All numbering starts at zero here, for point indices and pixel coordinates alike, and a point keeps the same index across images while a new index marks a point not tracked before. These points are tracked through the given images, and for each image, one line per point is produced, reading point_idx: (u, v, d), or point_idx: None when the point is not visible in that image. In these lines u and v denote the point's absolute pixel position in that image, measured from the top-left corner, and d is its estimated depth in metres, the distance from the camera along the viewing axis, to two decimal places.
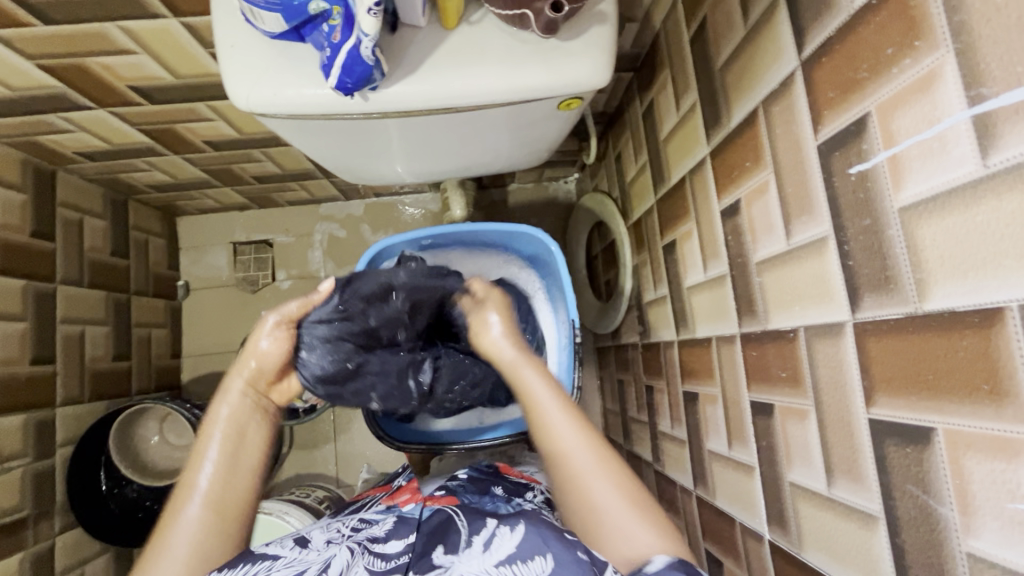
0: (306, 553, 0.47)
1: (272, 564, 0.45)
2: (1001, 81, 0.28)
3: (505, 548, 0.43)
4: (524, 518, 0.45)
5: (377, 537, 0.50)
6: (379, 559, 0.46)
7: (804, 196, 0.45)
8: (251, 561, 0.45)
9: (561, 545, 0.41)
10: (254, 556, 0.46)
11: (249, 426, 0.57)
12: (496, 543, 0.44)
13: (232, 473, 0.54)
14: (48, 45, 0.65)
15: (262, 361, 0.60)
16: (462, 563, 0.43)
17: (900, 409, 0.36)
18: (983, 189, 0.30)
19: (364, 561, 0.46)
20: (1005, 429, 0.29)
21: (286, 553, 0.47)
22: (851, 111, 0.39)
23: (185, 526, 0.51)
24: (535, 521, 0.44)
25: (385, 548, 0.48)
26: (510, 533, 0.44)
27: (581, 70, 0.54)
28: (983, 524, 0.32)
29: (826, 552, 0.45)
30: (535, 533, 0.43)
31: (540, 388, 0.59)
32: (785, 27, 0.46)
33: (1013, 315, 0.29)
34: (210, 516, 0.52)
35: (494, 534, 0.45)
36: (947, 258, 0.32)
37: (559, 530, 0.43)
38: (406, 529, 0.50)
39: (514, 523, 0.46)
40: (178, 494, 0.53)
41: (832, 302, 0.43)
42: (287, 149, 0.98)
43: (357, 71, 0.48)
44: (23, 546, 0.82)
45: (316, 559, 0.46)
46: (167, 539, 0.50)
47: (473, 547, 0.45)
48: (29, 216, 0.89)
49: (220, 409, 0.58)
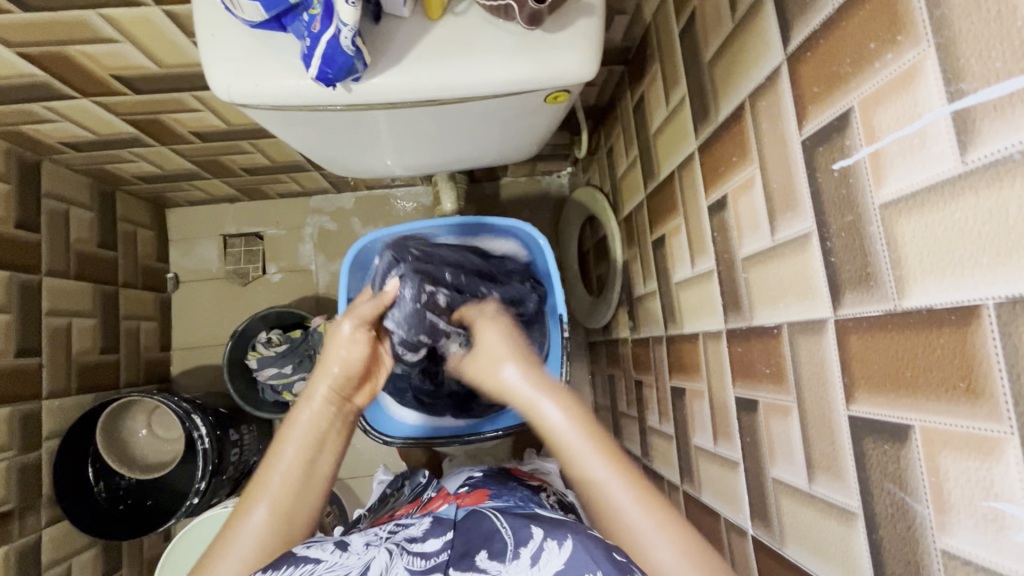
0: (347, 556, 0.45)
1: (314, 567, 0.43)
2: (979, 77, 0.28)
3: (553, 564, 0.42)
4: (571, 531, 0.44)
5: (415, 537, 0.48)
6: (418, 558, 0.44)
7: (788, 192, 0.45)
8: (294, 564, 0.43)
9: (612, 565, 0.41)
10: (297, 558, 0.44)
11: (328, 436, 0.57)
12: (544, 558, 0.43)
13: (306, 479, 0.53)
14: (28, 32, 0.64)
15: (346, 365, 0.61)
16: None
17: (878, 407, 0.36)
18: (961, 186, 0.30)
19: (404, 561, 0.44)
20: (980, 427, 0.29)
21: (327, 556, 0.45)
22: (835, 107, 0.38)
23: (251, 529, 0.50)
24: (582, 535, 0.43)
25: (423, 547, 0.46)
26: (558, 548, 0.43)
27: (568, 62, 0.53)
28: (957, 522, 0.31)
29: (807, 548, 0.45)
30: (582, 549, 0.42)
31: (564, 424, 0.54)
32: (771, 22, 0.45)
33: (989, 313, 0.29)
34: (272, 526, 0.50)
35: (541, 547, 0.44)
36: (926, 256, 0.32)
37: (607, 547, 0.43)
38: (442, 527, 0.49)
39: (561, 537, 0.44)
40: (248, 498, 0.52)
41: (815, 298, 0.42)
42: (275, 140, 0.97)
43: (338, 62, 0.48)
44: (7, 539, 0.82)
45: (356, 563, 0.44)
46: (231, 541, 0.49)
47: (521, 558, 0.43)
48: (15, 207, 0.88)
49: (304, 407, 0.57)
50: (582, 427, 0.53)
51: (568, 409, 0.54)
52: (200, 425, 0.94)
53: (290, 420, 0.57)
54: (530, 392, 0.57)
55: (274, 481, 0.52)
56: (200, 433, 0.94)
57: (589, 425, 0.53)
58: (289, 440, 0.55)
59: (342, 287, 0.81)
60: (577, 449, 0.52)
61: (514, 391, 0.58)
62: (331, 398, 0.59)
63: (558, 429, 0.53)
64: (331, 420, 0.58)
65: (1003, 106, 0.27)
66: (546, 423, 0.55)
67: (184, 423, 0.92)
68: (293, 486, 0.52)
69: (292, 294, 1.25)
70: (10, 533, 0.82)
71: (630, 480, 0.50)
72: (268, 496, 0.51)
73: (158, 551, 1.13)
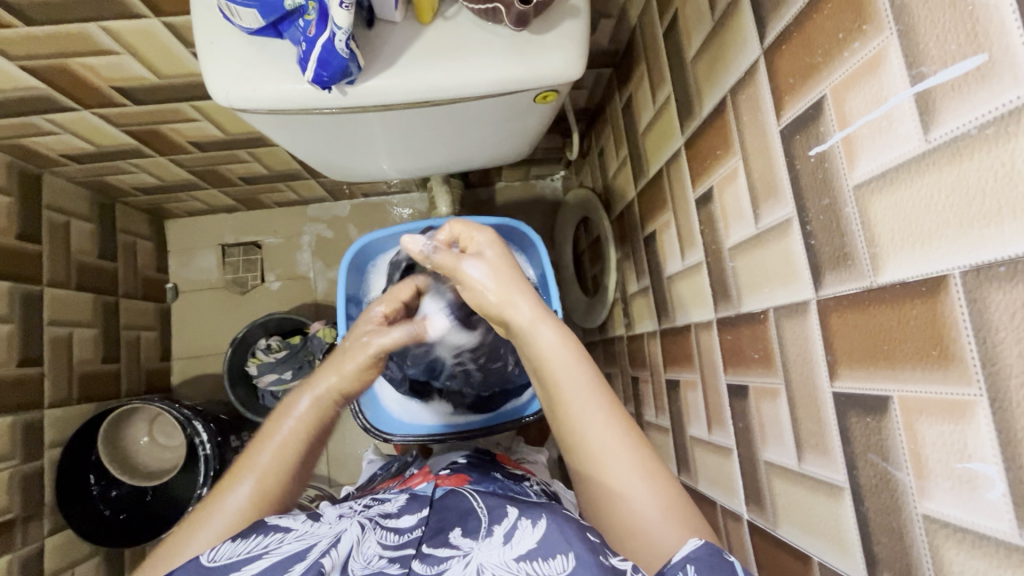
0: (317, 526, 0.46)
1: (284, 535, 0.43)
2: (938, 59, 0.30)
3: (525, 543, 0.43)
4: (546, 512, 0.45)
5: (390, 513, 0.51)
6: (391, 533, 0.47)
7: (770, 180, 0.46)
8: (264, 532, 0.43)
9: (584, 546, 0.41)
10: (267, 527, 0.44)
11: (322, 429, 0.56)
12: (517, 536, 0.44)
13: (294, 469, 0.53)
14: (30, 46, 0.66)
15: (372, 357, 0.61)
16: (482, 551, 0.43)
17: (860, 381, 0.38)
18: (925, 163, 0.31)
19: (377, 535, 0.47)
20: (953, 392, 0.31)
21: (298, 524, 0.45)
22: (809, 95, 0.40)
23: (233, 505, 0.49)
24: (557, 517, 0.44)
25: (397, 523, 0.49)
26: (532, 527, 0.44)
27: (555, 63, 0.55)
28: (935, 486, 0.33)
29: (799, 526, 0.46)
30: (557, 530, 0.43)
31: (557, 351, 0.53)
32: (748, 20, 0.47)
33: (955, 282, 0.30)
34: (253, 506, 0.49)
35: (515, 526, 0.45)
36: (897, 232, 0.34)
37: (581, 528, 0.43)
38: (417, 504, 0.51)
39: (536, 516, 0.45)
40: (229, 477, 0.51)
41: (798, 282, 0.44)
42: (273, 149, 0.98)
43: (333, 64, 0.49)
44: (10, 548, 0.83)
45: (327, 534, 0.45)
46: (209, 517, 0.48)
47: (493, 536, 0.44)
48: (16, 219, 0.89)
49: (303, 395, 0.57)
50: (579, 364, 0.52)
51: (564, 335, 0.54)
52: (201, 430, 0.96)
53: (287, 408, 0.56)
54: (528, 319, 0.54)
55: (261, 462, 0.52)
56: (201, 438, 0.95)
57: (580, 359, 0.53)
58: (284, 426, 0.54)
59: (342, 285, 0.83)
60: (563, 377, 0.52)
61: (511, 308, 0.55)
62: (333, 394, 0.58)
63: (550, 355, 0.53)
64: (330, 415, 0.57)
65: (960, 86, 0.29)
66: (540, 351, 0.53)
67: (186, 429, 0.94)
68: (281, 470, 0.52)
69: (290, 301, 1.26)
70: (13, 542, 0.83)
71: (611, 415, 0.50)
72: (254, 475, 0.51)
73: None
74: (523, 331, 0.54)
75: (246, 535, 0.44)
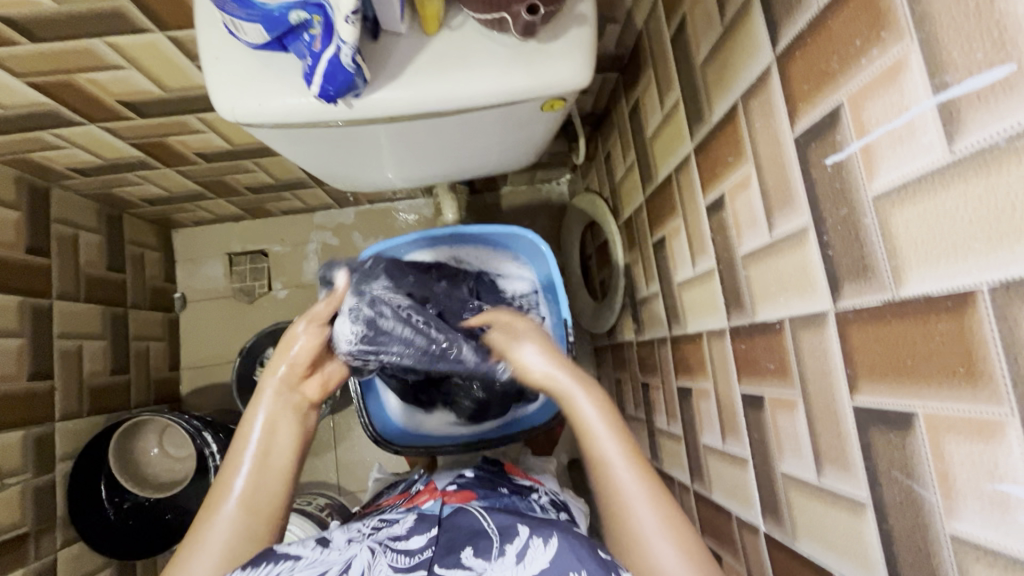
0: (328, 552, 0.46)
1: (294, 564, 0.44)
2: (963, 68, 0.29)
3: (538, 562, 0.42)
4: (557, 530, 0.45)
5: (399, 535, 0.49)
6: (402, 555, 0.46)
7: (784, 187, 0.45)
8: (274, 560, 0.44)
9: (596, 564, 0.41)
10: (277, 555, 0.44)
11: (281, 422, 0.56)
12: (529, 556, 0.43)
13: (268, 472, 0.54)
14: (37, 62, 0.66)
15: (299, 353, 0.59)
16: (495, 571, 0.42)
17: (882, 396, 0.37)
18: (951, 174, 0.30)
19: (387, 558, 0.45)
20: (982, 411, 0.30)
21: (308, 552, 0.45)
22: (824, 103, 0.39)
23: (221, 525, 0.50)
24: (568, 535, 0.44)
25: (407, 544, 0.47)
26: (543, 546, 0.43)
27: (562, 71, 0.55)
28: (964, 506, 0.32)
29: (819, 542, 0.45)
30: (568, 550, 0.43)
31: (597, 420, 0.53)
32: (759, 25, 0.47)
33: (984, 298, 0.29)
34: (244, 518, 0.51)
35: (527, 544, 0.44)
36: (920, 244, 0.33)
37: (592, 546, 0.43)
38: (426, 524, 0.50)
39: (547, 534, 0.45)
40: (210, 500, 0.52)
41: (815, 292, 0.43)
42: (278, 158, 0.98)
43: (339, 79, 0.49)
44: (24, 562, 0.83)
45: (337, 560, 0.45)
46: (200, 543, 0.49)
47: (506, 556, 0.44)
48: (24, 233, 0.90)
49: (255, 409, 0.57)
50: (614, 424, 0.52)
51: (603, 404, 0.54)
52: (211, 442, 0.96)
53: (248, 413, 0.57)
54: (569, 384, 0.56)
55: (237, 480, 0.52)
56: (211, 449, 0.96)
57: (615, 421, 0.53)
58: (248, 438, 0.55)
59: None
60: (604, 444, 0.51)
61: (553, 383, 0.56)
62: (281, 389, 0.58)
63: (590, 423, 0.53)
64: (285, 406, 0.57)
65: (987, 96, 0.28)
66: (578, 414, 0.54)
67: (195, 441, 0.94)
68: (256, 482, 0.53)
69: (297, 309, 1.26)
70: (26, 557, 0.83)
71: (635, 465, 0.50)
72: (234, 492, 0.52)
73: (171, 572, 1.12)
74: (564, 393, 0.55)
75: (256, 563, 0.44)
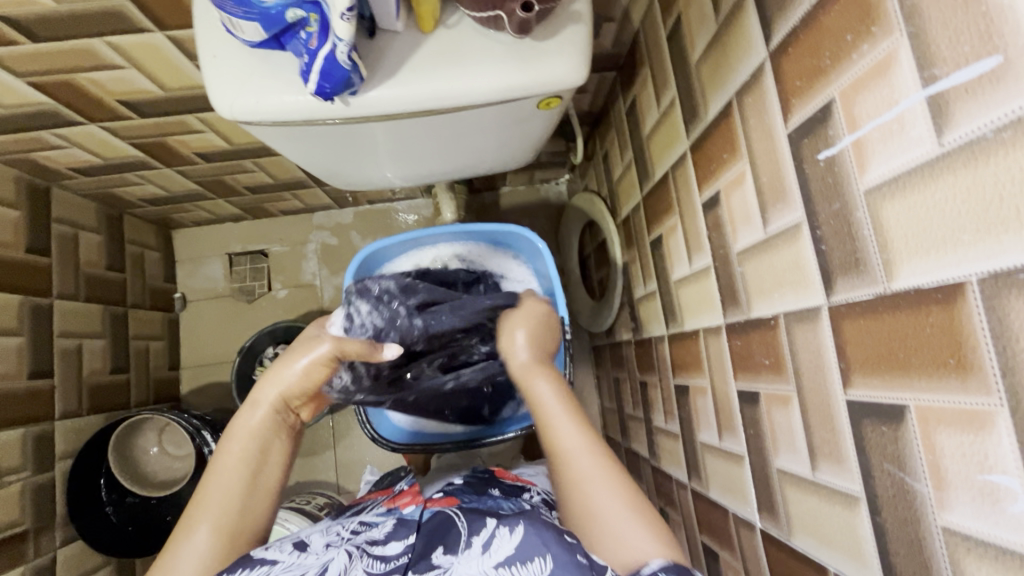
0: (305, 557, 0.46)
1: (271, 568, 0.44)
2: (951, 61, 0.29)
3: (504, 549, 0.43)
4: (524, 517, 0.44)
5: (377, 540, 0.49)
6: (377, 561, 0.46)
7: (778, 183, 0.45)
8: (250, 566, 0.44)
9: (562, 547, 0.41)
10: (254, 560, 0.45)
11: (269, 444, 0.56)
12: (495, 545, 0.43)
13: (247, 495, 0.54)
14: (37, 62, 0.66)
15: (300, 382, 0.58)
16: (461, 564, 0.43)
17: (875, 389, 0.37)
18: (940, 167, 0.30)
19: (363, 564, 0.45)
20: (972, 402, 0.30)
21: (284, 557, 0.46)
22: (817, 98, 0.39)
23: (193, 547, 0.50)
24: (534, 520, 0.44)
25: (384, 550, 0.47)
26: (510, 534, 0.43)
27: (557, 69, 0.55)
28: (955, 498, 0.32)
29: (814, 536, 0.45)
30: (534, 534, 0.42)
31: (552, 399, 0.56)
32: (753, 22, 0.47)
33: (972, 290, 0.29)
34: (218, 543, 0.51)
35: (493, 534, 0.44)
36: (910, 237, 0.33)
37: (558, 530, 0.43)
38: (405, 530, 0.50)
39: (514, 522, 0.45)
40: (190, 518, 0.52)
41: (808, 287, 0.43)
42: (277, 158, 0.99)
43: (336, 76, 0.50)
44: (23, 560, 0.83)
45: (314, 564, 0.45)
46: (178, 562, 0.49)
47: (472, 547, 0.44)
48: (25, 233, 0.90)
49: (241, 426, 0.56)
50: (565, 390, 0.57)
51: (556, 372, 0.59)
52: (210, 441, 0.96)
53: (234, 432, 0.56)
54: (529, 365, 0.60)
55: (213, 504, 0.52)
56: (210, 448, 0.95)
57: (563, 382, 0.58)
58: (230, 457, 0.54)
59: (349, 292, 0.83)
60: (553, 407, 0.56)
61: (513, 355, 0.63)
62: (277, 411, 0.57)
63: (542, 398, 0.57)
64: (276, 428, 0.57)
65: (975, 89, 0.28)
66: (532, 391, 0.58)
67: (194, 440, 0.94)
68: (234, 507, 0.53)
69: (297, 309, 1.26)
70: (25, 555, 0.83)
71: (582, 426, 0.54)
72: (210, 516, 0.52)
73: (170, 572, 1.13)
74: (524, 373, 0.60)
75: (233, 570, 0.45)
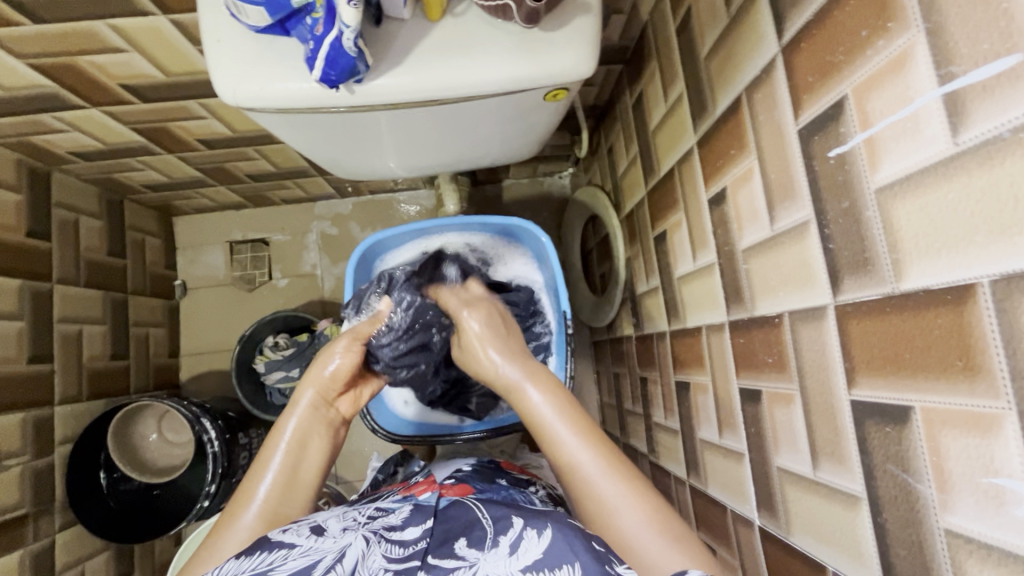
0: (322, 541, 0.45)
1: (289, 552, 0.43)
2: (969, 59, 0.29)
3: (530, 553, 0.43)
4: (551, 521, 0.45)
5: (394, 525, 0.49)
6: (396, 546, 0.46)
7: (786, 180, 0.45)
8: (268, 548, 0.43)
9: (590, 555, 0.41)
10: (271, 544, 0.44)
11: (312, 439, 0.59)
12: (523, 547, 0.43)
13: (290, 489, 0.55)
14: (38, 43, 0.65)
15: (335, 372, 0.63)
16: (488, 562, 0.42)
17: (880, 390, 0.37)
18: (953, 167, 0.30)
19: (381, 548, 0.45)
20: (979, 405, 0.30)
21: (303, 540, 0.45)
22: (829, 95, 0.39)
23: (239, 532, 0.51)
24: (562, 524, 0.44)
25: (402, 535, 0.47)
26: (537, 537, 0.44)
27: (564, 61, 0.54)
28: (959, 500, 0.32)
29: (812, 535, 0.45)
30: (561, 540, 0.43)
31: (546, 407, 0.55)
32: (765, 17, 0.46)
33: (984, 291, 0.29)
34: (262, 530, 0.52)
35: (520, 536, 0.44)
36: (921, 237, 0.33)
37: (587, 537, 0.43)
38: (421, 515, 0.50)
39: (541, 526, 0.45)
40: (237, 499, 0.54)
41: (814, 286, 0.43)
42: (280, 146, 0.98)
43: (341, 63, 0.49)
44: (22, 543, 0.83)
45: (332, 548, 0.44)
46: (223, 536, 0.51)
47: (499, 547, 0.44)
48: (26, 216, 0.90)
49: (289, 418, 0.59)
50: (561, 406, 0.55)
51: (548, 391, 0.57)
52: (210, 429, 0.96)
53: (278, 431, 0.58)
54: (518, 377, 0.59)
55: (261, 490, 0.54)
56: (210, 436, 0.95)
57: (567, 406, 0.55)
58: (280, 444, 0.57)
59: (347, 284, 0.82)
60: (554, 427, 0.54)
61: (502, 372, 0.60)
62: (317, 403, 0.61)
63: (540, 410, 0.55)
64: (318, 422, 0.60)
65: (993, 87, 0.28)
66: (528, 404, 0.57)
67: (194, 427, 0.93)
68: (281, 494, 0.54)
69: (298, 299, 1.26)
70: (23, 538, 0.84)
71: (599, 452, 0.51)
72: (255, 502, 0.53)
73: (169, 556, 1.13)
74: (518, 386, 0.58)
75: (251, 552, 0.44)
